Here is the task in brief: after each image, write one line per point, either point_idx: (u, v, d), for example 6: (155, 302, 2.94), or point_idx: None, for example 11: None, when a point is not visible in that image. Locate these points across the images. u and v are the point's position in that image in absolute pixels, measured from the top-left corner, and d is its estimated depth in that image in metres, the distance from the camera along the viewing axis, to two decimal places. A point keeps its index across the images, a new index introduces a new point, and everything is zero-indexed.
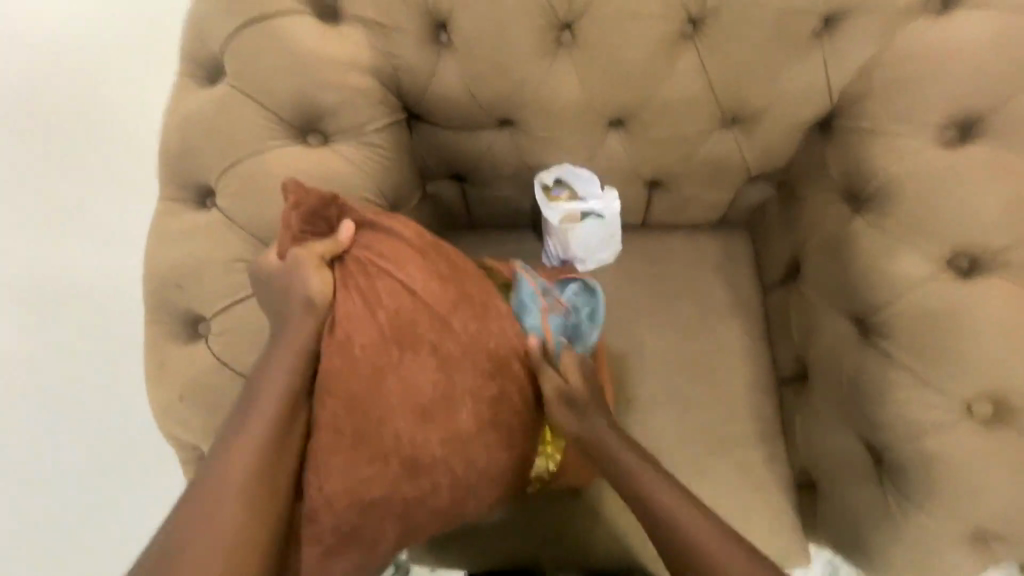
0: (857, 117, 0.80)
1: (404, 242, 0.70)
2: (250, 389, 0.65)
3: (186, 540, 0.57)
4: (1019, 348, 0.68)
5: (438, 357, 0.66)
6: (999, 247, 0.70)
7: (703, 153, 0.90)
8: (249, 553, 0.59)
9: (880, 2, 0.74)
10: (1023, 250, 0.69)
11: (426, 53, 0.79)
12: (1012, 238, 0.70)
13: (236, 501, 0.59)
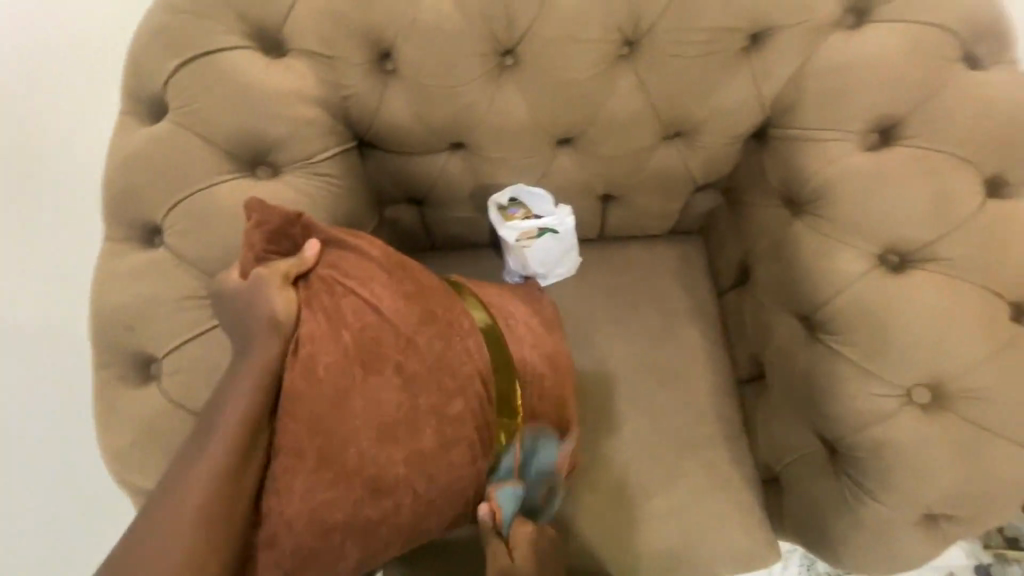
0: (789, 126, 0.84)
1: (370, 260, 0.70)
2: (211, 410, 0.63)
3: (142, 556, 0.55)
4: (949, 336, 0.72)
5: (403, 375, 0.65)
6: (924, 243, 0.75)
7: (651, 166, 0.94)
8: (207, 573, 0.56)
9: (799, 19, 0.79)
10: (945, 244, 0.74)
11: (372, 82, 0.80)
12: (935, 233, 0.74)
13: (187, 535, 0.57)
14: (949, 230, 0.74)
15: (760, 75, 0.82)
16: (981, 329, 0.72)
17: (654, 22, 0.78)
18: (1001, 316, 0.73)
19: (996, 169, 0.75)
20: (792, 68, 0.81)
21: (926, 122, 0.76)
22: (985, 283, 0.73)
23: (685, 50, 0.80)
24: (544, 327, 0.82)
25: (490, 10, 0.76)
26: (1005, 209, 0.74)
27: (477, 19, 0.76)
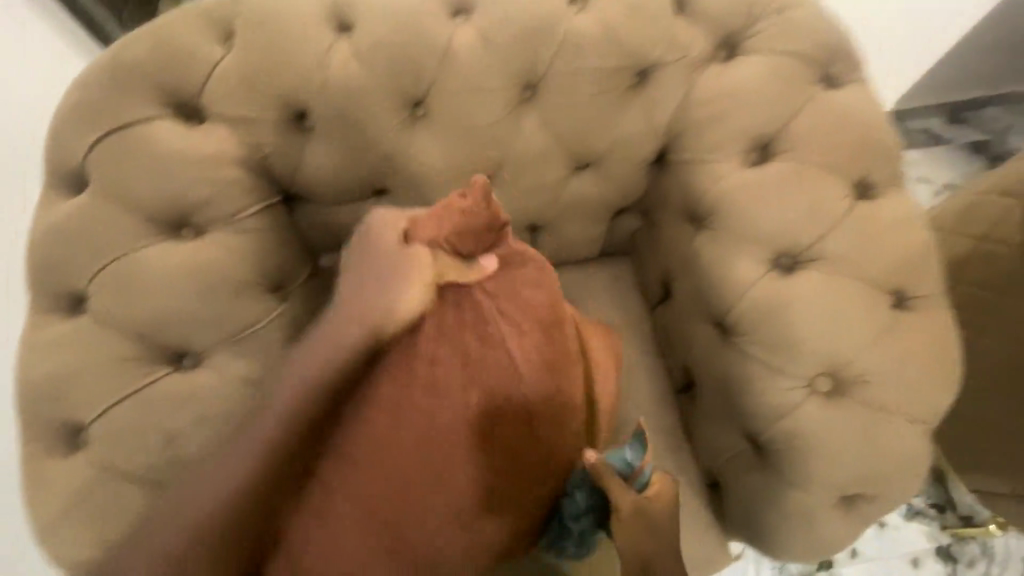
0: (681, 150, 0.92)
1: (527, 302, 0.72)
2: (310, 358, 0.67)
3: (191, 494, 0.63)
4: (838, 327, 0.79)
5: (504, 421, 0.66)
6: (808, 244, 0.82)
7: (567, 197, 1.00)
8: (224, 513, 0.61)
9: (675, 58, 0.88)
10: (826, 244, 0.82)
11: (292, 140, 0.85)
12: (815, 235, 0.82)
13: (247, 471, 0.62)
14: (827, 231, 0.82)
15: (649, 107, 0.91)
16: (866, 317, 0.79)
17: (548, 68, 0.87)
18: (882, 305, 0.80)
19: (862, 174, 0.85)
20: (677, 99, 0.90)
21: (796, 137, 0.85)
22: (864, 276, 0.81)
23: (578, 91, 0.88)
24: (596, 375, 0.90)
25: (397, 69, 0.83)
26: (873, 209, 0.83)
27: (385, 77, 0.83)
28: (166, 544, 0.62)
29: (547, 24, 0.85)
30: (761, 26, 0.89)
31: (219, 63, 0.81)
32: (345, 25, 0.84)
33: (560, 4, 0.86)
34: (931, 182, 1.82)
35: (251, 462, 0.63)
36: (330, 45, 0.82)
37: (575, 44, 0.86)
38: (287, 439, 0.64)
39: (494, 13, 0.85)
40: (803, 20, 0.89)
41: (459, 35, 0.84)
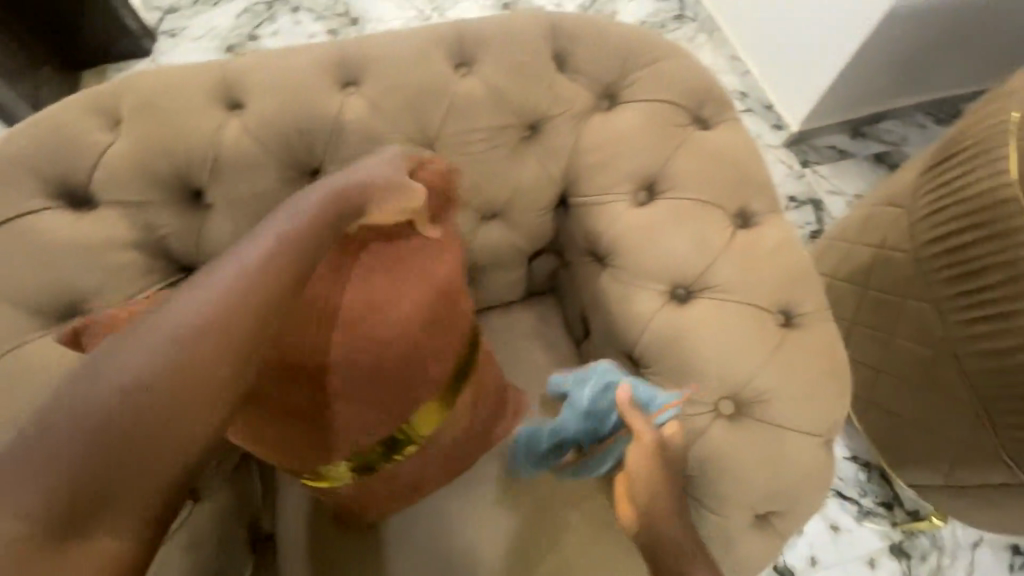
0: (578, 194, 0.96)
1: (445, 280, 0.77)
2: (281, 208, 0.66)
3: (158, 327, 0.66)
4: (732, 351, 0.83)
5: (375, 354, 0.72)
6: (699, 275, 0.87)
7: (477, 245, 1.01)
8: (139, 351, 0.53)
9: (561, 110, 0.94)
10: (714, 274, 0.87)
11: (188, 218, 0.85)
12: (703, 266, 0.87)
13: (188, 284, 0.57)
14: (712, 261, 0.87)
15: (543, 156, 0.95)
16: (758, 338, 0.84)
17: (439, 128, 0.90)
18: (772, 325, 0.85)
19: (741, 204, 0.91)
20: (568, 146, 0.95)
21: (676, 175, 0.92)
22: (753, 300, 0.86)
23: (471, 146, 0.92)
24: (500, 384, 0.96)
25: (291, 141, 0.86)
26: (754, 235, 0.90)
27: (279, 149, 0.85)
28: (93, 395, 0.48)
29: (434, 88, 0.90)
30: (635, 77, 0.96)
31: (108, 148, 0.82)
32: (235, 102, 0.87)
33: (445, 70, 0.91)
34: (844, 192, 1.92)
35: (211, 315, 0.54)
36: (220, 123, 0.84)
37: (463, 104, 0.91)
38: (253, 313, 0.57)
39: (382, 82, 0.89)
40: (673, 68, 0.96)
41: (349, 104, 0.88)
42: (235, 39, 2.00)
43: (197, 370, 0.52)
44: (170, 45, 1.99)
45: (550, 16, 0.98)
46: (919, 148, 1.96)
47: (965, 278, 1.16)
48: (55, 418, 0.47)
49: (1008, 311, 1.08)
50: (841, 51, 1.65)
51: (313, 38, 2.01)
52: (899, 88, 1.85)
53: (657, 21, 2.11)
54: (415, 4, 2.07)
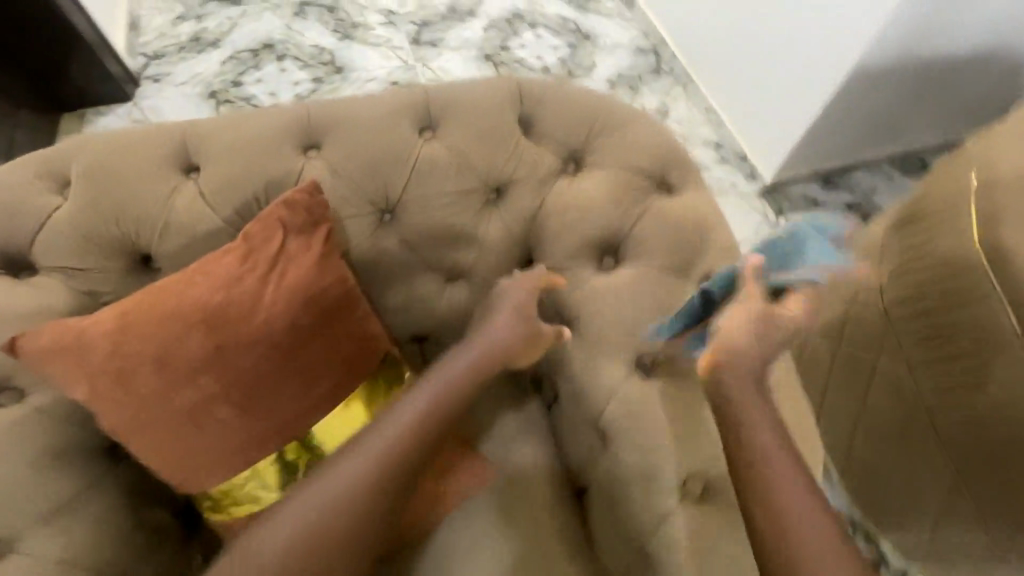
0: (543, 258, 0.95)
1: (365, 340, 0.78)
2: (448, 371, 0.79)
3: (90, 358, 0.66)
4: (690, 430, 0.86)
5: (295, 408, 0.72)
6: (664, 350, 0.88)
7: (442, 308, 0.99)
8: (327, 511, 0.69)
9: (525, 173, 0.94)
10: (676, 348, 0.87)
11: (134, 284, 0.82)
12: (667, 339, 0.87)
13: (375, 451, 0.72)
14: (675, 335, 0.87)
15: (507, 219, 0.95)
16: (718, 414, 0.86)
17: (401, 193, 0.90)
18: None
19: (705, 271, 0.91)
20: (532, 210, 0.95)
21: (641, 241, 0.92)
22: None
23: (433, 211, 0.91)
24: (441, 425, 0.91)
25: (244, 205, 0.83)
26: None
27: (232, 213, 0.82)
28: (278, 533, 0.68)
29: (397, 152, 0.89)
30: (600, 142, 0.96)
31: (54, 212, 0.79)
32: (191, 164, 0.85)
33: (409, 134, 0.90)
34: None
35: (365, 487, 0.71)
36: (173, 187, 0.82)
37: (426, 168, 0.90)
38: (395, 479, 0.73)
39: (344, 147, 0.88)
40: (637, 135, 0.97)
41: (310, 167, 0.86)
42: (218, 85, 1.97)
43: (342, 535, 0.69)
44: (154, 90, 1.97)
45: (516, 81, 0.99)
46: (889, 199, 1.96)
47: (933, 338, 1.13)
48: (258, 549, 0.67)
49: (980, 372, 1.05)
50: (810, 106, 1.68)
51: (297, 86, 1.98)
52: (867, 140, 1.88)
53: (634, 74, 2.08)
54: (399, 54, 2.05)
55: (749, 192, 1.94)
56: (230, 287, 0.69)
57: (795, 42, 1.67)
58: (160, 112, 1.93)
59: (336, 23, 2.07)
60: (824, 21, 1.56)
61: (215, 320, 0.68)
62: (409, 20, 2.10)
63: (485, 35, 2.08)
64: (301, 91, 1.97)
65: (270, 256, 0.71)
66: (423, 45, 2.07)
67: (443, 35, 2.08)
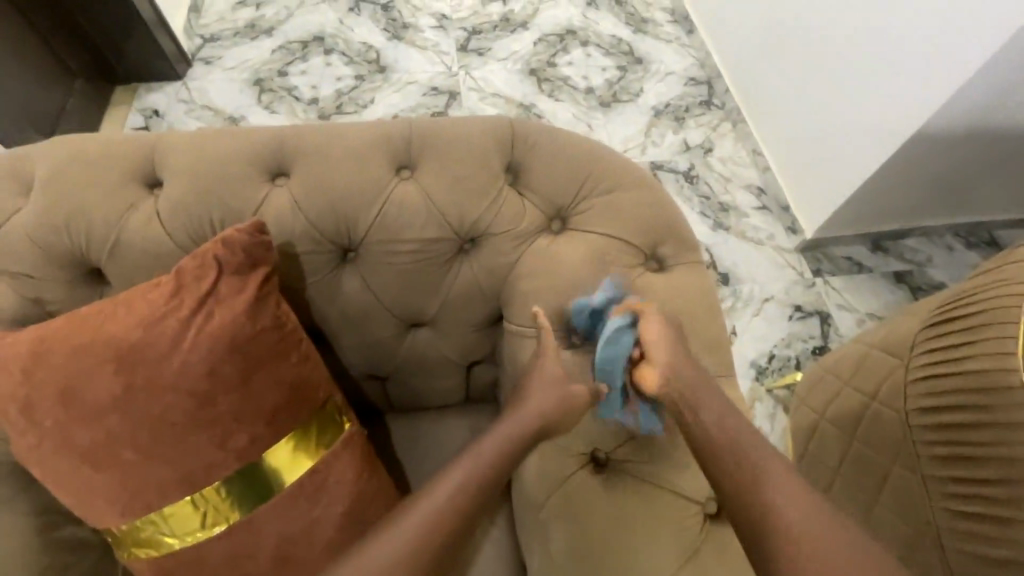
0: (510, 320, 0.88)
1: (296, 389, 0.74)
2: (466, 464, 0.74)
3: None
4: (641, 540, 0.74)
5: (205, 459, 0.68)
6: (624, 448, 0.80)
7: (403, 353, 0.95)
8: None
9: (501, 226, 0.86)
10: (635, 446, 0.79)
11: (82, 296, 0.81)
12: (629, 437, 0.80)
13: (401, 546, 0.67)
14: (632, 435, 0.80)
15: (478, 272, 0.88)
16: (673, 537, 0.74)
17: (365, 234, 0.85)
18: (691, 523, 0.75)
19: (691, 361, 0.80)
20: (505, 267, 0.87)
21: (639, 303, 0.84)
22: (674, 485, 0.76)
23: (397, 257, 0.85)
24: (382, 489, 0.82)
25: (198, 232, 0.81)
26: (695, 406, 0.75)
27: (186, 238, 0.80)
28: None
29: (366, 192, 0.84)
30: (591, 203, 0.88)
31: (13, 215, 0.79)
32: (154, 180, 0.83)
33: (383, 172, 0.85)
34: (857, 309, 1.66)
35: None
36: (131, 203, 0.80)
37: (395, 211, 0.84)
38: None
39: (311, 178, 0.83)
40: (633, 201, 0.88)
41: (274, 197, 0.83)
42: (265, 73, 1.89)
43: None
44: (205, 72, 1.90)
45: (510, 122, 0.91)
46: (943, 274, 1.72)
47: (955, 462, 0.90)
48: None
49: (1004, 515, 0.81)
50: (858, 168, 1.46)
51: (339, 81, 1.89)
52: (926, 207, 1.66)
53: (681, 105, 1.91)
54: (443, 60, 1.93)
55: (786, 245, 1.72)
56: (150, 325, 0.66)
57: (851, 92, 1.44)
58: (207, 95, 1.86)
59: (387, 22, 1.99)
60: (884, 73, 1.34)
61: (129, 360, 0.65)
62: (459, 26, 1.99)
63: (533, 49, 1.96)
64: (342, 87, 1.88)
65: (198, 295, 0.68)
66: (469, 53, 1.94)
67: (491, 45, 1.96)
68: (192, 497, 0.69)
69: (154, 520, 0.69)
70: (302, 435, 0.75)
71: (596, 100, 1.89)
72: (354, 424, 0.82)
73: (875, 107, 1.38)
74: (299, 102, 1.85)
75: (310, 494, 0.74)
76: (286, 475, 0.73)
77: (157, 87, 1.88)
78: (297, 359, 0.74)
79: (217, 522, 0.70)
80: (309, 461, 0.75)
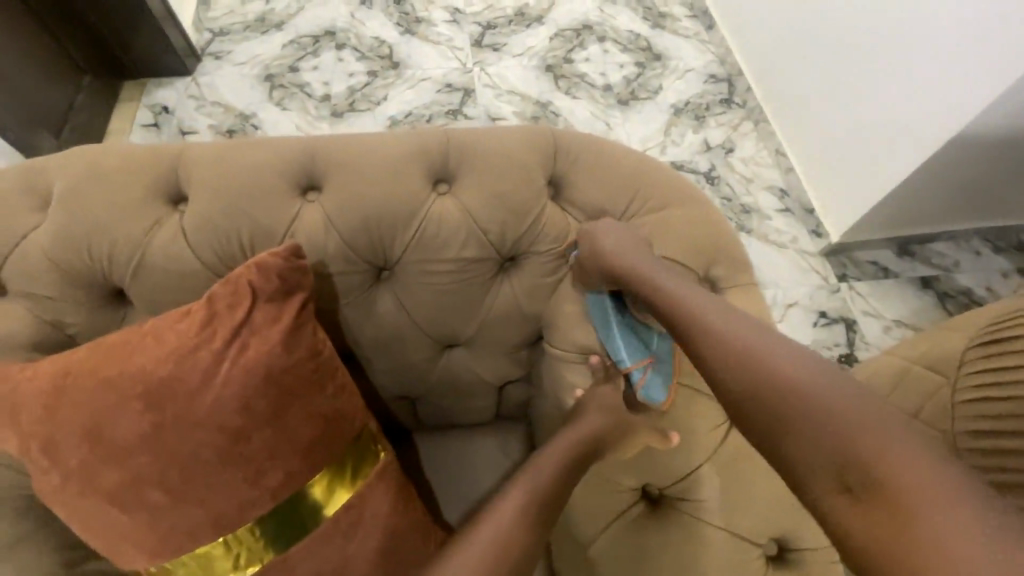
0: (551, 343, 0.83)
1: (332, 420, 0.70)
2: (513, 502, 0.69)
3: (24, 417, 0.62)
4: None
5: (238, 498, 0.64)
6: (672, 487, 0.76)
7: (435, 374, 0.91)
8: None
9: (543, 244, 0.81)
10: (686, 486, 0.75)
11: (104, 317, 0.77)
12: (675, 478, 0.75)
13: None
14: (678, 479, 0.75)
15: (519, 291, 0.83)
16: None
17: (401, 254, 0.80)
18: (751, 565, 0.72)
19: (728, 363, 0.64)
20: (548, 287, 0.83)
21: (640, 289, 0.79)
22: (734, 527, 0.72)
23: (434, 277, 0.81)
24: (420, 523, 0.76)
25: (225, 251, 0.76)
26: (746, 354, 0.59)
27: (213, 258, 0.76)
28: None
29: (401, 207, 0.79)
30: (637, 219, 0.83)
31: (29, 234, 0.75)
32: (179, 195, 0.79)
33: (421, 187, 0.80)
34: (884, 316, 1.56)
35: None
36: (155, 221, 0.76)
37: (433, 229, 0.79)
38: None
39: (344, 194, 0.79)
40: (681, 218, 0.83)
41: (305, 213, 0.78)
42: (276, 69, 1.83)
43: None
44: (214, 67, 1.84)
45: (551, 133, 0.86)
46: (971, 279, 1.61)
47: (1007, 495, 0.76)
48: None
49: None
50: (886, 176, 1.38)
51: (351, 78, 1.83)
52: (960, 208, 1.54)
53: (702, 103, 1.81)
54: (457, 55, 1.86)
55: (809, 249, 1.61)
56: (181, 359, 0.63)
57: (877, 98, 1.37)
58: (217, 92, 1.80)
59: (400, 15, 1.93)
60: (914, 79, 1.27)
61: (158, 395, 0.62)
62: (474, 20, 1.93)
63: (550, 45, 1.89)
64: (355, 83, 1.82)
65: (231, 325, 0.65)
66: (483, 48, 1.88)
67: (506, 39, 1.90)
68: (224, 538, 0.65)
69: (185, 562, 0.65)
70: (339, 468, 0.70)
71: (614, 97, 1.82)
72: (389, 453, 0.78)
73: (903, 114, 1.31)
74: (310, 99, 1.79)
75: (346, 530, 0.69)
76: (322, 513, 0.69)
77: (166, 83, 1.82)
78: (333, 388, 0.70)
79: (250, 563, 0.66)
80: (346, 497, 0.70)
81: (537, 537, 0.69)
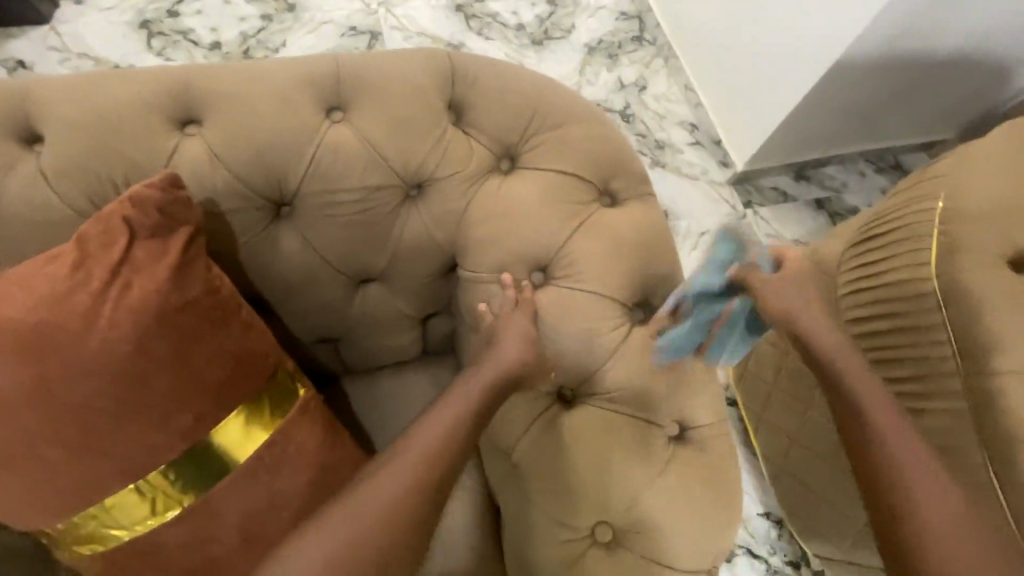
0: (465, 268, 0.84)
1: (239, 359, 0.68)
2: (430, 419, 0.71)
3: None
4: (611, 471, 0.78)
5: (144, 442, 0.62)
6: (581, 386, 0.81)
7: (353, 312, 0.90)
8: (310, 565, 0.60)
9: (447, 169, 0.81)
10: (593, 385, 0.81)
11: None
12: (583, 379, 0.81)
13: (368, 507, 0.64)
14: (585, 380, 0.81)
15: (427, 218, 0.83)
16: (640, 461, 0.78)
17: (299, 185, 0.77)
18: (656, 447, 0.79)
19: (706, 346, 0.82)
20: (457, 213, 0.83)
21: (589, 225, 0.82)
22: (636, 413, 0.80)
23: (338, 209, 0.79)
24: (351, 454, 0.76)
25: (98, 193, 0.70)
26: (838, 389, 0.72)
27: (85, 202, 0.70)
28: None
29: (294, 138, 0.76)
30: (538, 140, 0.84)
31: None
32: (36, 135, 0.72)
33: (312, 115, 0.77)
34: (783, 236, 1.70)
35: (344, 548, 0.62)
36: (8, 166, 0.69)
37: (331, 158, 0.77)
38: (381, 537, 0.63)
39: (228, 124, 0.74)
40: (581, 136, 0.85)
41: (187, 147, 0.73)
42: (152, 14, 1.63)
43: None
44: (76, 13, 1.61)
45: (448, 57, 0.84)
46: (857, 197, 1.77)
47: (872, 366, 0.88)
48: None
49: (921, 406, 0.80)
50: (780, 105, 1.48)
51: (242, 23, 1.67)
52: (845, 131, 1.66)
53: (614, 41, 1.79)
54: None
55: (719, 180, 1.70)
56: (55, 304, 0.59)
57: (768, 27, 1.44)
58: (84, 41, 1.59)
59: None
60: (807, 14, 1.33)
61: (35, 343, 0.58)
62: None
63: None
64: (247, 28, 1.66)
65: (110, 264, 0.61)
66: None
67: None
68: (135, 485, 0.63)
69: (96, 513, 0.63)
70: (254, 406, 0.69)
71: (528, 37, 1.77)
72: (310, 390, 0.77)
73: (801, 54, 1.38)
74: (197, 47, 1.63)
75: (270, 464, 0.69)
76: (241, 451, 0.67)
77: (19, 32, 1.59)
78: (239, 326, 0.68)
79: (168, 506, 0.65)
80: (266, 434, 0.69)
81: (461, 448, 0.71)
